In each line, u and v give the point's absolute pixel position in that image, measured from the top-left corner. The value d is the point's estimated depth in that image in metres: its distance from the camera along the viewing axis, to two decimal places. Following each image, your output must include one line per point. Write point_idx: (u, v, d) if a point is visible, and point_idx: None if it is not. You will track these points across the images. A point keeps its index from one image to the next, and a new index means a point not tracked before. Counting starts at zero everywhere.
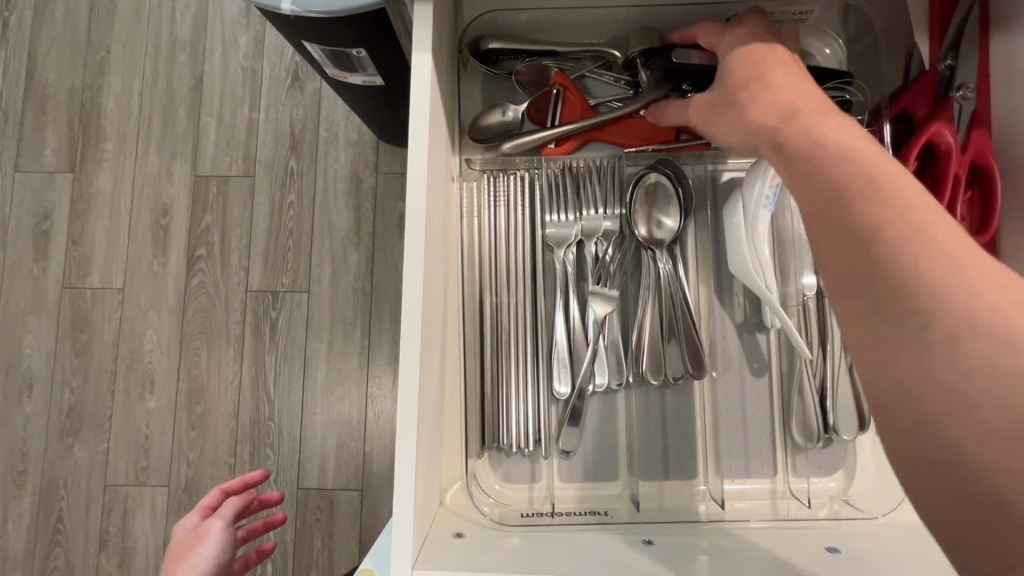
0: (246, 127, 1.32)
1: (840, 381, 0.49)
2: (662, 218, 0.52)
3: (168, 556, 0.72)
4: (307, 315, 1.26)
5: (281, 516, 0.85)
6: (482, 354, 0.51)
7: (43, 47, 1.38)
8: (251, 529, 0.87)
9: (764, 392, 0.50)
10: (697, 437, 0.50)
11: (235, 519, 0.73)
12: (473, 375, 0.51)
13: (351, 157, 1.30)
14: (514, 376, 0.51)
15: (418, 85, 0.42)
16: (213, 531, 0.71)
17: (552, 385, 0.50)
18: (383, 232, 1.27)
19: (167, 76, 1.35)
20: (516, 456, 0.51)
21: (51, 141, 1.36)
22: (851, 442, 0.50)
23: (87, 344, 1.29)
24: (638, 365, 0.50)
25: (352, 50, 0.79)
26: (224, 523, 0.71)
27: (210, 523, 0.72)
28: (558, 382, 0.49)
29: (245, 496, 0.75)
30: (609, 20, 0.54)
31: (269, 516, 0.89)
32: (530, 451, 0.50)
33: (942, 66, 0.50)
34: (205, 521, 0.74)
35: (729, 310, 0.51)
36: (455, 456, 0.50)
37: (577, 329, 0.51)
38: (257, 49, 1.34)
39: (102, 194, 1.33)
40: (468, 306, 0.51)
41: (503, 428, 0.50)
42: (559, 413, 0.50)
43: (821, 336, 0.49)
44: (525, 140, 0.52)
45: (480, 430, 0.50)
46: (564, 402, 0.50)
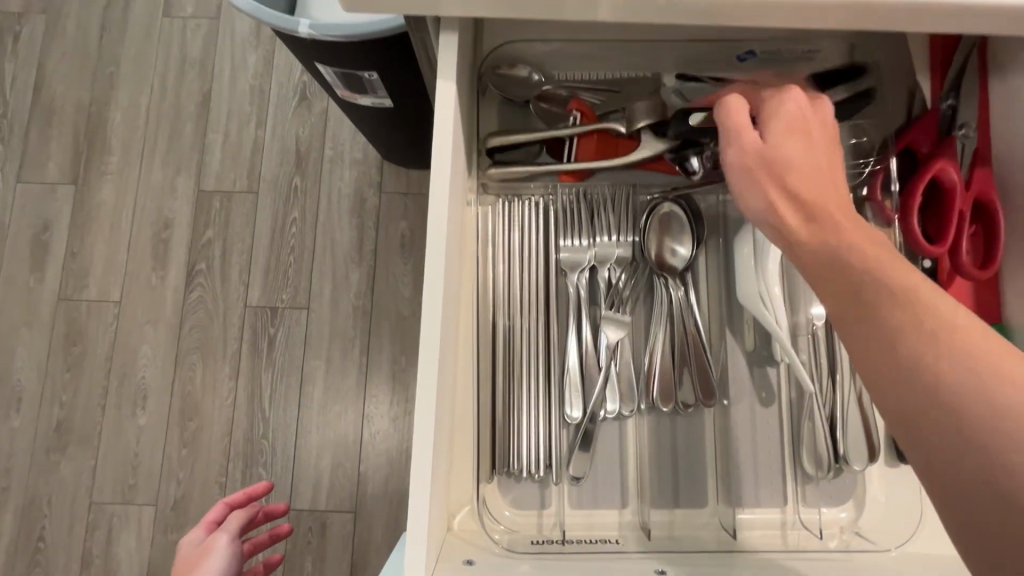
0: (251, 143, 1.33)
1: (850, 410, 0.49)
2: (675, 248, 0.53)
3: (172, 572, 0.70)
4: (306, 332, 1.25)
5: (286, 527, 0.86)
6: (493, 378, 0.51)
7: (53, 60, 1.40)
8: (257, 541, 0.90)
9: (773, 421, 0.50)
10: (706, 465, 0.50)
11: (241, 533, 0.73)
12: (484, 400, 0.50)
13: (355, 175, 1.31)
14: (527, 401, 0.50)
15: (441, 111, 0.42)
16: (218, 545, 0.70)
17: (564, 409, 0.50)
18: (385, 250, 1.27)
19: (176, 92, 1.37)
20: (527, 481, 0.50)
21: (55, 153, 1.36)
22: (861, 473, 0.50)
23: (80, 357, 1.27)
24: (648, 392, 0.50)
25: (364, 73, 0.81)
26: (234, 531, 0.72)
27: (216, 537, 0.71)
28: (570, 406, 0.50)
29: (249, 510, 0.74)
30: (625, 54, 0.55)
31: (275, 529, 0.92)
32: (541, 477, 0.50)
33: (944, 105, 0.52)
34: (212, 535, 0.73)
35: (739, 338, 0.52)
36: (464, 481, 0.49)
37: (590, 355, 0.51)
38: (267, 68, 1.36)
39: (104, 206, 1.33)
40: (483, 329, 0.51)
41: (514, 453, 0.50)
42: (570, 438, 0.50)
43: (830, 366, 0.50)
44: (516, 168, 0.52)
45: (490, 453, 0.50)
46: (575, 426, 0.50)
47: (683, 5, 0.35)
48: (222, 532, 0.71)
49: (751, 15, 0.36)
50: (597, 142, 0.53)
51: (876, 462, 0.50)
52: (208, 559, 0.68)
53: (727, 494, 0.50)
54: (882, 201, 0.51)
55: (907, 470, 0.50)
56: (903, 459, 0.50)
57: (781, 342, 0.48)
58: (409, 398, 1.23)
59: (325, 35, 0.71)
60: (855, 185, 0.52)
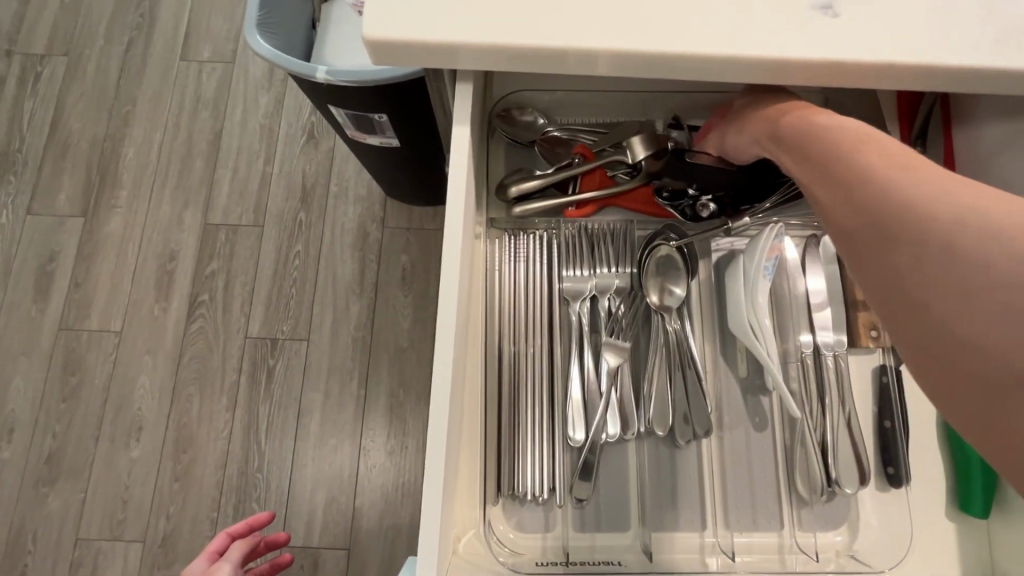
0: (258, 178, 1.38)
1: (840, 437, 0.51)
2: (673, 287, 0.56)
3: None
4: (305, 365, 1.26)
5: (285, 555, 0.92)
6: (499, 402, 0.53)
7: (71, 99, 1.46)
8: (260, 568, 0.95)
9: (768, 447, 0.53)
10: (704, 489, 0.52)
11: (242, 563, 0.79)
12: (492, 423, 0.53)
13: (359, 211, 1.35)
14: (532, 424, 0.53)
15: (456, 154, 0.46)
16: None
17: (567, 432, 0.52)
18: (386, 283, 1.30)
19: (188, 130, 1.43)
20: (531, 504, 0.52)
21: (66, 187, 1.40)
22: (854, 496, 0.51)
23: (77, 387, 1.27)
24: (648, 414, 0.52)
25: (374, 115, 0.86)
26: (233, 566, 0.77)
27: (220, 564, 0.77)
28: (574, 430, 0.51)
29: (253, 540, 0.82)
30: (622, 102, 0.61)
31: (277, 558, 0.98)
32: (545, 499, 0.51)
33: (912, 150, 0.57)
34: (215, 564, 0.79)
35: (733, 367, 0.55)
36: (471, 502, 0.51)
37: (592, 380, 0.53)
38: (277, 109, 1.43)
39: (112, 238, 1.36)
40: (489, 354, 0.54)
41: (519, 475, 0.51)
42: (573, 461, 0.52)
43: (820, 393, 0.53)
44: (537, 205, 0.58)
45: (496, 476, 0.52)
46: (578, 449, 0.51)
47: (678, 62, 0.40)
48: (224, 562, 0.77)
49: (739, 72, 0.40)
50: (603, 176, 0.59)
51: (867, 487, 0.52)
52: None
53: (725, 519, 0.52)
54: None
55: (898, 494, 0.52)
56: (894, 485, 0.52)
57: (772, 372, 0.49)
58: (406, 431, 1.23)
59: (340, 80, 0.76)
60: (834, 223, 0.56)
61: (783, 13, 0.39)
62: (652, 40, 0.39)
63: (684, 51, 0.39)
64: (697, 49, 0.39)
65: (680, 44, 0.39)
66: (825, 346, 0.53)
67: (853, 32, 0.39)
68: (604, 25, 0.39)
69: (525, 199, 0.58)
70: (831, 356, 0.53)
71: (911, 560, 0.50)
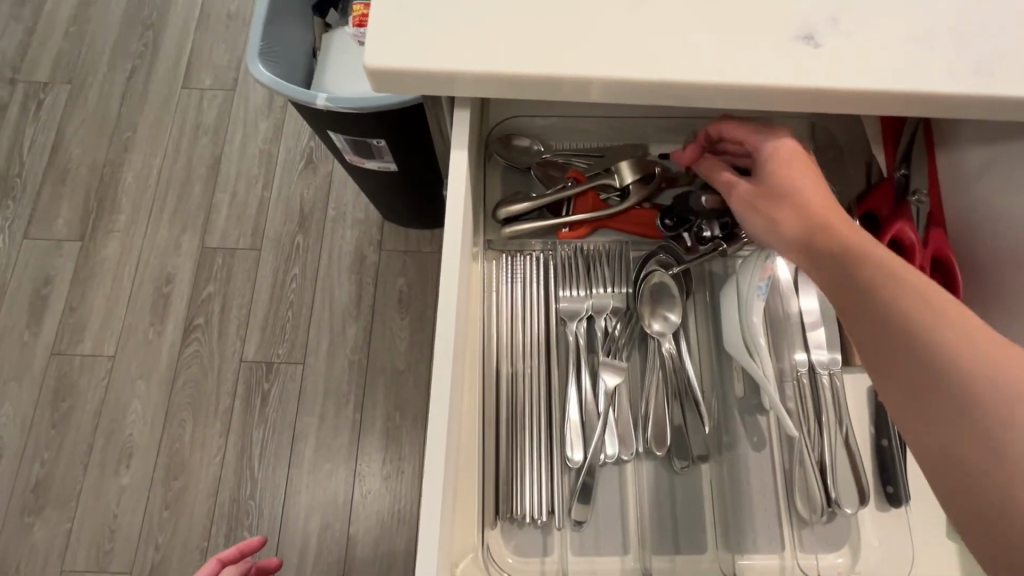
0: (257, 203, 1.39)
1: (839, 455, 0.51)
2: (666, 313, 0.56)
3: None
4: (300, 389, 1.25)
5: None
6: (497, 423, 0.53)
7: (72, 125, 1.48)
8: None
9: (767, 465, 0.53)
10: (704, 512, 0.52)
11: None
12: (490, 444, 0.53)
13: (356, 235, 1.36)
14: (530, 445, 0.53)
15: (453, 178, 0.47)
16: None
17: (565, 453, 0.52)
18: (383, 306, 1.30)
19: (188, 155, 1.45)
20: (530, 526, 0.52)
21: (64, 211, 1.41)
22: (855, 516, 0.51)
23: (67, 413, 1.25)
24: (646, 436, 0.53)
25: (373, 140, 0.88)
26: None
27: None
28: (571, 451, 0.51)
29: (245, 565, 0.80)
30: (615, 126, 0.62)
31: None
32: (543, 522, 0.51)
33: (898, 174, 0.58)
34: None
35: (729, 386, 0.55)
36: (469, 526, 0.50)
37: (589, 402, 0.53)
38: (276, 135, 1.45)
39: (108, 262, 1.36)
40: (486, 375, 0.54)
41: (517, 498, 0.51)
42: (571, 482, 0.52)
43: (817, 410, 0.53)
44: (527, 228, 0.58)
45: (495, 499, 0.51)
46: (576, 471, 0.51)
47: (668, 90, 0.41)
48: None
49: (726, 98, 0.42)
50: (596, 198, 0.60)
51: (867, 506, 0.52)
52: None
53: (725, 538, 0.52)
54: None
55: (898, 514, 0.52)
56: (893, 504, 0.51)
57: (768, 391, 0.49)
58: (402, 456, 1.21)
59: (339, 107, 0.78)
60: None
61: (765, 42, 0.41)
62: (643, 69, 0.41)
63: (673, 79, 0.40)
64: (686, 77, 0.40)
65: (669, 72, 0.40)
66: (819, 364, 0.54)
67: (834, 60, 0.40)
68: (596, 55, 0.41)
69: (518, 221, 0.58)
70: (826, 375, 0.53)
71: None
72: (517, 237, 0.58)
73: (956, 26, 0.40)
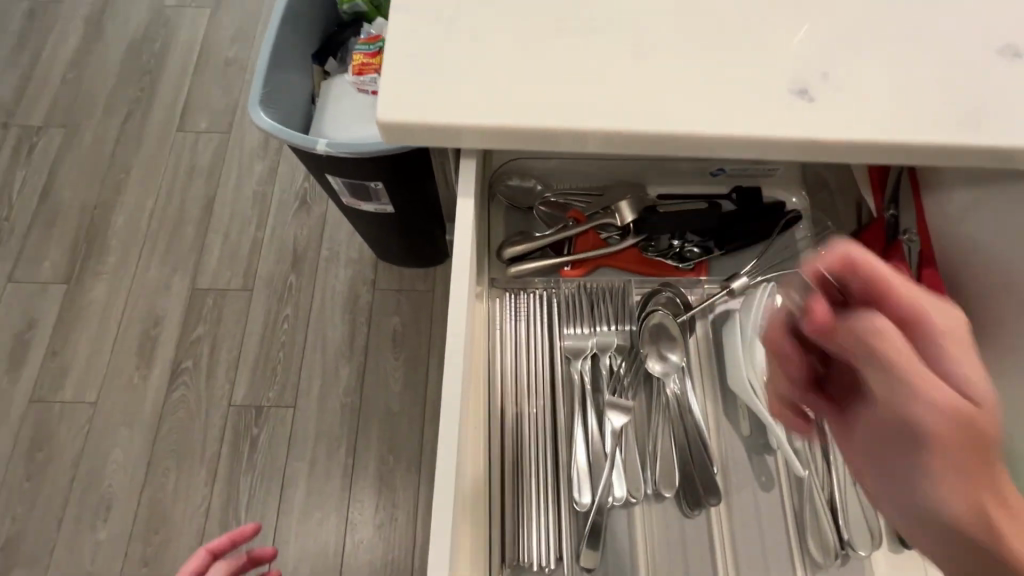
0: (250, 243, 1.39)
1: (848, 494, 0.51)
2: (667, 353, 0.56)
3: None
4: (290, 433, 1.22)
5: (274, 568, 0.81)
6: (503, 465, 0.53)
7: (64, 168, 1.48)
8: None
9: (776, 506, 0.53)
10: (715, 559, 0.51)
11: None
12: (495, 490, 0.52)
13: (349, 274, 1.36)
14: (535, 490, 0.52)
15: (461, 224, 0.49)
16: None
17: (573, 496, 0.51)
18: (376, 346, 1.29)
19: (182, 196, 1.45)
20: (534, 573, 0.51)
21: (52, 254, 1.39)
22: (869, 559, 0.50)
23: (43, 464, 1.19)
24: (653, 478, 0.52)
25: (371, 183, 0.90)
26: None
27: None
28: (579, 493, 0.51)
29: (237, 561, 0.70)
30: (615, 167, 0.63)
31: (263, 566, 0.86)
32: (551, 571, 0.50)
33: (887, 215, 0.60)
34: None
35: (736, 426, 0.55)
36: None
37: (596, 444, 0.53)
38: (271, 176, 1.47)
39: (94, 304, 1.34)
40: (491, 418, 0.54)
41: (524, 544, 0.50)
42: (579, 526, 0.51)
43: (823, 447, 0.53)
44: (532, 265, 0.59)
45: (501, 546, 0.51)
46: (585, 515, 0.51)
47: (668, 140, 0.42)
48: None
49: (727, 147, 0.42)
50: (596, 238, 0.61)
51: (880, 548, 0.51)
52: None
53: None
54: None
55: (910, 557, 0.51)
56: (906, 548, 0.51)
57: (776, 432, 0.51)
58: (396, 502, 1.17)
59: (339, 152, 0.80)
60: None
61: (760, 92, 0.42)
62: (643, 121, 0.42)
63: (673, 130, 0.41)
64: (685, 128, 0.41)
65: (668, 123, 0.42)
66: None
67: (824, 108, 0.42)
68: (594, 107, 0.42)
69: (523, 258, 0.60)
70: None
71: None
72: (521, 276, 0.59)
73: (938, 79, 0.42)
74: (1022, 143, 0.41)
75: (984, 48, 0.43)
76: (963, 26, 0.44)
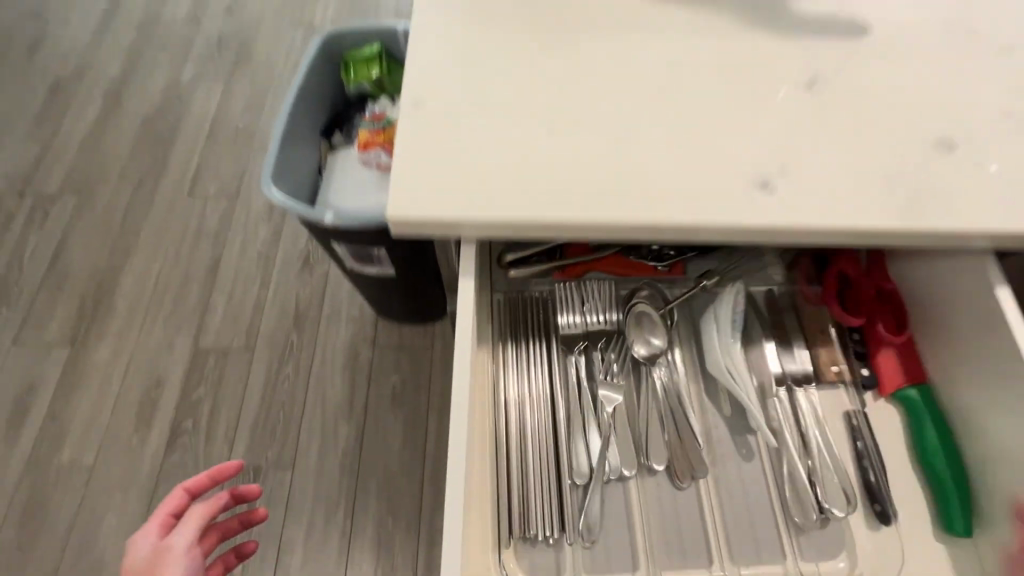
0: (253, 303, 1.43)
1: (817, 459, 0.58)
2: (651, 338, 0.64)
3: None
4: (288, 496, 1.21)
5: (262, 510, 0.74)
6: (511, 444, 0.60)
7: (76, 233, 1.54)
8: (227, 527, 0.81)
9: (756, 475, 0.60)
10: (702, 521, 0.59)
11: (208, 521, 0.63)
12: (504, 467, 0.60)
13: (350, 332, 1.38)
14: (540, 467, 0.59)
15: (463, 301, 0.52)
16: (178, 545, 0.61)
17: (573, 471, 0.58)
18: (376, 404, 1.30)
19: (188, 258, 1.49)
20: (542, 546, 0.58)
21: (57, 317, 1.42)
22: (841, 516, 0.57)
23: (36, 533, 1.17)
24: (644, 453, 0.60)
25: (374, 249, 0.95)
26: (189, 542, 0.61)
27: (171, 538, 0.62)
28: (578, 470, 0.58)
29: (214, 501, 0.64)
30: None
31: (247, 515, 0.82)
32: (557, 538, 0.57)
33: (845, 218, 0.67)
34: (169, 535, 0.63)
35: (716, 403, 0.63)
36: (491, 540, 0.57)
37: (591, 424, 0.60)
38: (275, 237, 1.52)
39: (97, 366, 1.35)
40: (497, 416, 0.61)
41: (532, 514, 0.57)
42: (579, 498, 0.58)
43: (792, 419, 0.60)
44: (527, 267, 0.68)
45: (511, 516, 0.58)
46: (584, 488, 0.58)
47: (650, 229, 0.46)
48: (178, 534, 0.61)
49: (704, 234, 0.46)
50: (581, 246, 0.69)
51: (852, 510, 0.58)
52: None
53: (723, 538, 0.58)
54: (806, 287, 0.66)
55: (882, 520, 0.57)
56: (878, 510, 0.57)
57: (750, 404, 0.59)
58: (394, 567, 1.15)
59: (345, 223, 0.85)
60: (786, 282, 0.68)
61: (729, 185, 0.46)
62: (626, 211, 0.45)
63: (653, 221, 0.45)
64: (665, 218, 0.45)
65: (648, 214, 0.45)
66: (797, 380, 0.61)
67: (788, 199, 0.46)
68: (581, 199, 0.46)
69: (518, 262, 0.68)
70: (802, 392, 0.61)
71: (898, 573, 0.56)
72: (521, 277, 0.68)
73: (888, 172, 0.47)
74: (969, 229, 0.45)
75: (925, 144, 0.49)
76: (906, 124, 0.49)
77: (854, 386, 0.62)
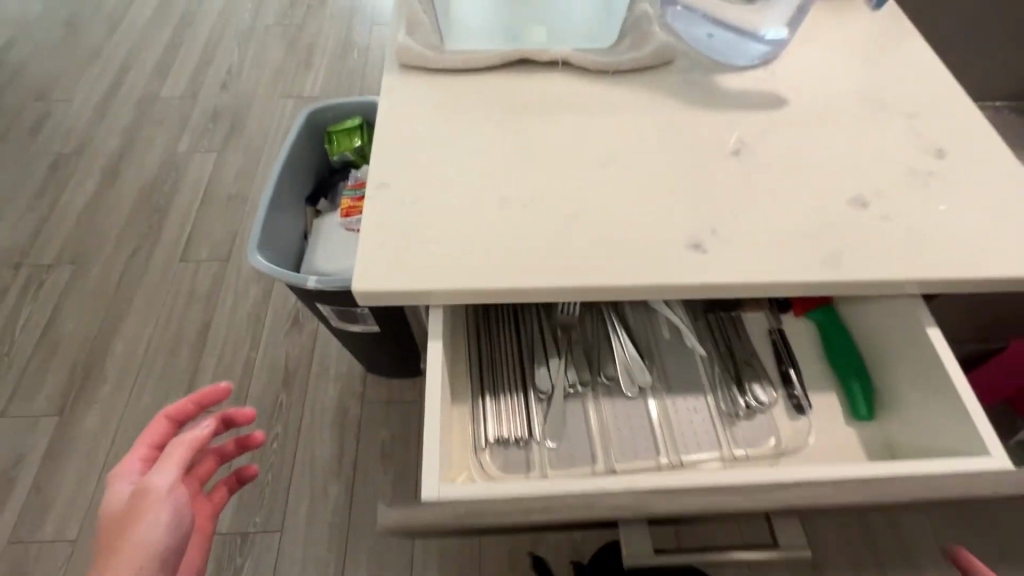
0: (243, 363, 1.45)
1: (741, 362, 0.68)
2: None
3: (100, 531, 0.54)
4: (277, 561, 1.19)
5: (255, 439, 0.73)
6: (484, 366, 0.70)
7: (69, 302, 1.57)
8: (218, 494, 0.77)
9: (695, 380, 0.69)
10: (652, 421, 0.66)
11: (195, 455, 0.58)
12: (478, 383, 0.68)
13: (339, 388, 1.40)
14: (508, 384, 0.68)
15: (432, 363, 0.55)
16: (160, 484, 0.54)
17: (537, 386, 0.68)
18: (365, 460, 1.30)
19: (179, 322, 1.53)
20: (513, 447, 0.65)
21: (47, 386, 1.43)
22: (769, 411, 0.65)
23: None
24: (597, 367, 0.69)
25: (357, 308, 0.98)
26: (173, 482, 0.55)
27: (149, 480, 0.55)
28: (541, 385, 0.68)
29: (196, 434, 0.59)
30: None
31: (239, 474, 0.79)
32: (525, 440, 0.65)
33: None
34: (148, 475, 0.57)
35: (659, 326, 0.73)
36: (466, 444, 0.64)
37: (552, 347, 0.71)
38: (265, 297, 1.56)
39: (84, 434, 1.35)
40: (471, 342, 0.71)
41: (502, 421, 0.65)
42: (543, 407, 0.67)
43: (720, 334, 0.70)
44: None
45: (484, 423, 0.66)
46: (547, 399, 0.67)
47: (596, 292, 0.50)
48: (159, 474, 0.55)
49: (646, 294, 0.50)
50: None
51: (780, 405, 0.66)
52: (141, 522, 0.52)
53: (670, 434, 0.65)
54: None
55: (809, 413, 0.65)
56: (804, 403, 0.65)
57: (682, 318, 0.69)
58: None
59: (328, 285, 0.89)
60: None
61: (666, 248, 0.51)
62: (574, 276, 0.49)
63: (598, 284, 0.49)
64: (609, 281, 0.49)
65: (594, 278, 0.49)
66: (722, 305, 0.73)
67: (721, 259, 0.50)
68: (532, 267, 0.50)
69: None
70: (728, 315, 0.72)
71: (828, 453, 0.63)
72: None
73: (810, 231, 0.52)
74: (884, 278, 0.50)
75: (841, 203, 0.54)
76: (823, 186, 0.55)
77: (770, 309, 0.72)
